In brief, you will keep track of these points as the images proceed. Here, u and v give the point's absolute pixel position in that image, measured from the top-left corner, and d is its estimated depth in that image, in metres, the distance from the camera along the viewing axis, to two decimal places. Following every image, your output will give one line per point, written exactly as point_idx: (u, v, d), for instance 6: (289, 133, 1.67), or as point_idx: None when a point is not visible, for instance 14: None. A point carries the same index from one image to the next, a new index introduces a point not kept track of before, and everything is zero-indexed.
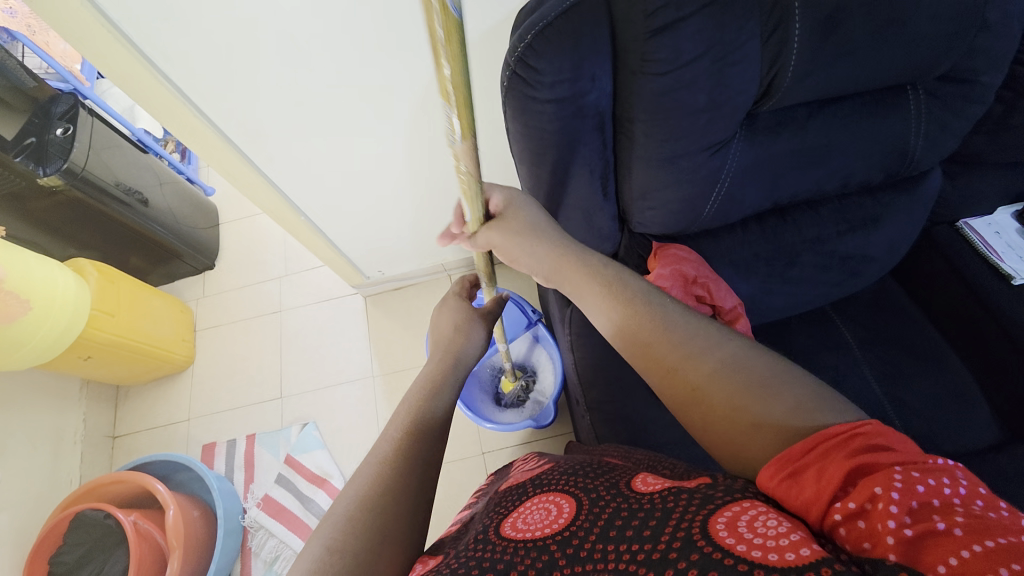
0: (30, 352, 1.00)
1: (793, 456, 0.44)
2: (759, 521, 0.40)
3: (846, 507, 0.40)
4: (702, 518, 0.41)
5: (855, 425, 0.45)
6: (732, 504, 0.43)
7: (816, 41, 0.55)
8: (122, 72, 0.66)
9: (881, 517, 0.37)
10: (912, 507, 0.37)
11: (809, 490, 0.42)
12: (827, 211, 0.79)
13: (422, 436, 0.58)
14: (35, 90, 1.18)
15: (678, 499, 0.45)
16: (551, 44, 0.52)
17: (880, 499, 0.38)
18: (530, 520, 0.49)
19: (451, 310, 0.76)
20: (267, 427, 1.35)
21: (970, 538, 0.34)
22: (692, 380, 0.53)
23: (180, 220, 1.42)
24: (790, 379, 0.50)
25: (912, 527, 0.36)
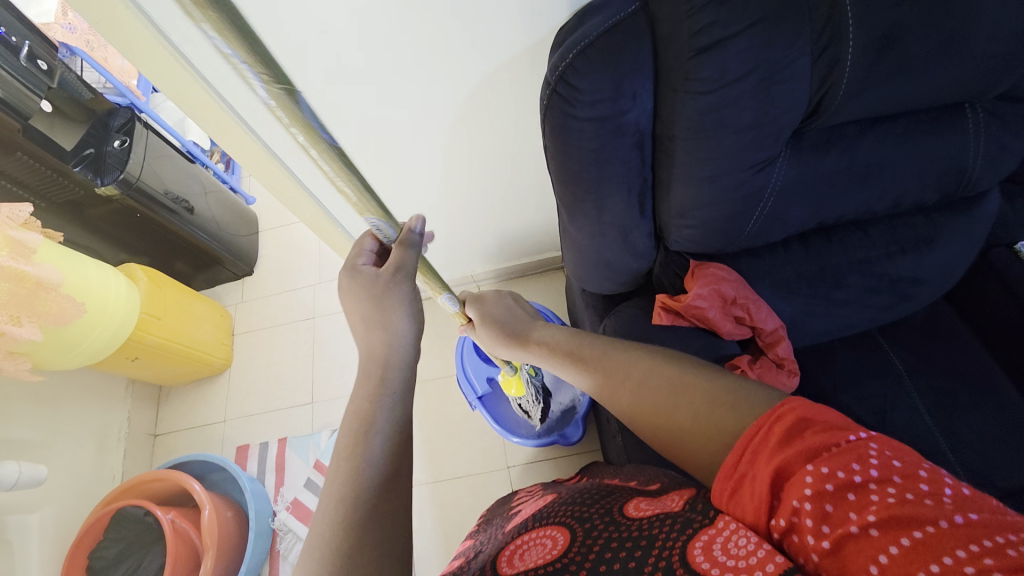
0: (82, 353, 1.06)
1: (727, 474, 0.44)
2: (732, 542, 0.39)
3: (779, 524, 0.39)
4: (682, 544, 0.41)
5: (772, 414, 0.43)
6: (707, 526, 0.42)
7: (870, 59, 0.53)
8: (178, 89, 0.69)
9: (806, 530, 0.37)
10: (830, 511, 0.36)
11: (746, 508, 0.42)
12: (876, 231, 0.76)
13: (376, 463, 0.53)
14: (91, 101, 1.19)
15: (662, 527, 0.44)
16: (593, 63, 0.53)
17: (800, 514, 0.38)
18: (528, 555, 0.47)
19: (355, 302, 0.62)
20: (298, 431, 1.37)
21: (887, 539, 0.33)
22: (627, 395, 0.58)
23: (222, 228, 1.47)
24: (701, 380, 0.53)
25: (830, 536, 0.36)
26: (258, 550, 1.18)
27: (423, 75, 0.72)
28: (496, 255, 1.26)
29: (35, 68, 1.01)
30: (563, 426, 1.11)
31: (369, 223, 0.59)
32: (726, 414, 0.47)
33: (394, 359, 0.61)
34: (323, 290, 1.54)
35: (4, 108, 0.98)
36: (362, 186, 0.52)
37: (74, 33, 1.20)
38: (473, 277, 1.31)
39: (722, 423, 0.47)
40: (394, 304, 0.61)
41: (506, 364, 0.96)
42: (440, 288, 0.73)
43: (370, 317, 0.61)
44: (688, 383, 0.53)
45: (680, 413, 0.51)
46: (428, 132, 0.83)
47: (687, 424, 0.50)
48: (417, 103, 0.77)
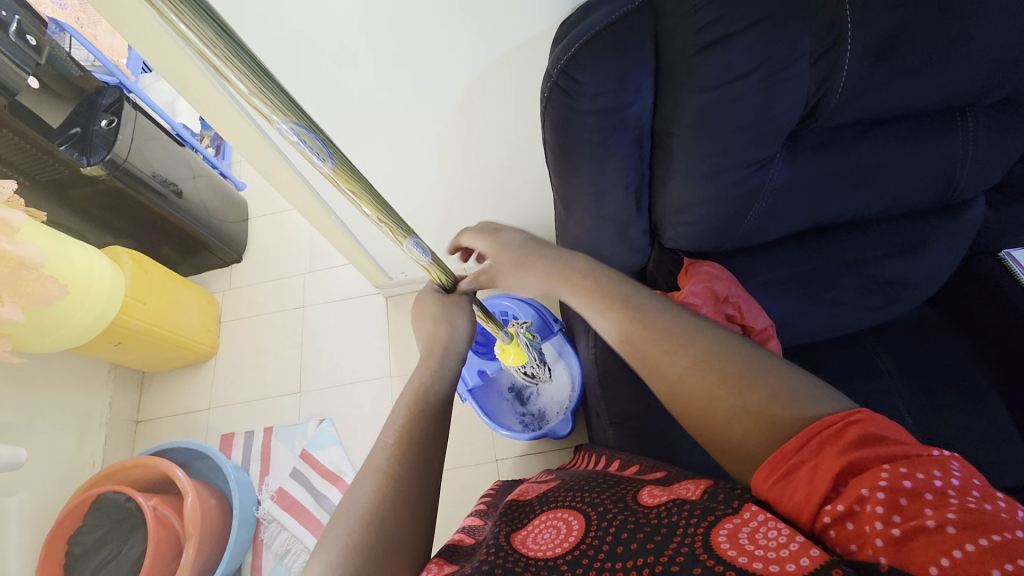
0: (66, 335, 1.03)
1: (787, 456, 0.45)
2: (760, 532, 0.40)
3: (836, 508, 0.41)
4: (703, 531, 0.42)
5: (849, 413, 0.45)
6: (732, 516, 0.43)
7: (870, 62, 0.54)
8: (171, 67, 0.68)
9: (869, 518, 0.38)
10: (901, 505, 0.38)
11: (802, 491, 0.43)
12: (867, 235, 0.77)
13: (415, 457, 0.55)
14: (80, 79, 1.17)
15: (680, 511, 0.45)
16: (596, 56, 0.53)
17: (868, 501, 0.39)
18: (540, 539, 0.49)
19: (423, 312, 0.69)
20: (284, 420, 1.36)
21: (963, 536, 0.34)
22: (672, 372, 0.56)
23: (211, 213, 1.45)
24: (764, 370, 0.51)
25: (900, 525, 0.37)
26: (241, 539, 1.17)
27: (422, 61, 0.72)
28: None
29: (22, 43, 0.98)
30: (552, 421, 1.11)
31: (280, 127, 0.44)
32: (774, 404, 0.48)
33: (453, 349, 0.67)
34: (313, 279, 1.52)
35: None
36: (252, 66, 0.38)
37: (64, 9, 1.16)
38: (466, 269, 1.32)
39: (773, 413, 0.48)
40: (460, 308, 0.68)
41: (502, 332, 0.89)
42: (402, 231, 0.61)
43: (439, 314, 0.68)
44: (728, 359, 0.54)
45: (726, 396, 0.51)
46: (424, 121, 0.82)
47: (722, 406, 0.51)
48: (415, 92, 0.76)
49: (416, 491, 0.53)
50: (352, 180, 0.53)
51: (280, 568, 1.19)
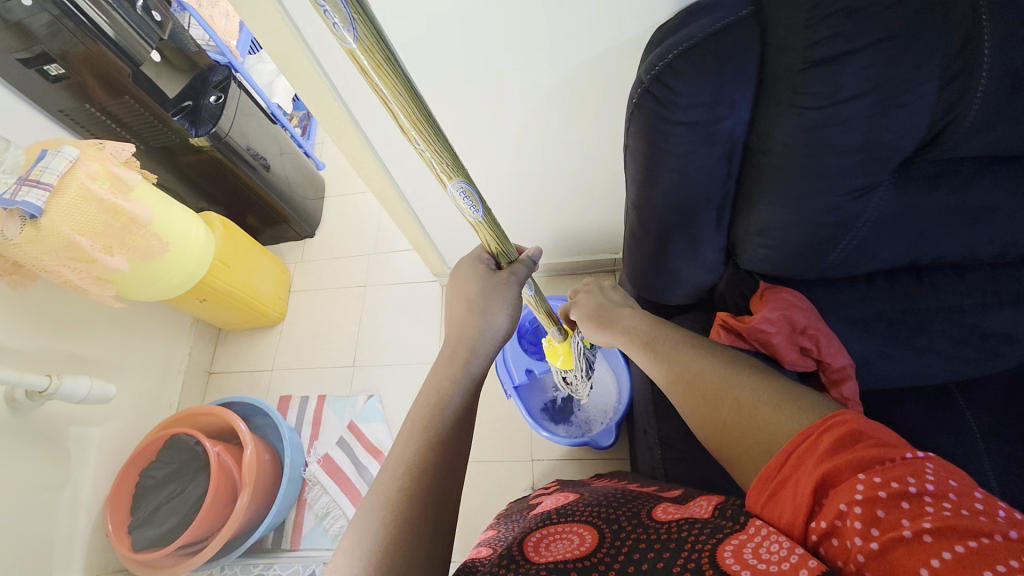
0: (161, 287, 1.14)
1: (772, 474, 0.43)
2: (764, 547, 0.38)
3: (819, 524, 0.38)
4: (710, 547, 0.39)
5: (827, 422, 0.42)
6: (738, 532, 0.40)
7: (1007, 91, 0.48)
8: (281, 53, 0.72)
9: (851, 533, 0.36)
10: (880, 517, 0.35)
11: (787, 509, 0.41)
12: (973, 279, 0.69)
13: (435, 461, 0.53)
14: (195, 55, 1.28)
15: (690, 529, 0.43)
16: (694, 65, 0.51)
17: (848, 516, 0.37)
18: (553, 546, 0.46)
19: (463, 282, 0.69)
20: (338, 391, 1.44)
21: (940, 545, 0.32)
22: (702, 393, 0.54)
23: (292, 189, 1.55)
24: (796, 402, 0.47)
25: (880, 539, 0.34)
26: (287, 496, 1.25)
27: (514, 58, 0.72)
28: (551, 251, 1.26)
29: (149, 17, 1.08)
30: (595, 430, 1.10)
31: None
32: (794, 422, 0.45)
33: (481, 345, 0.66)
34: (376, 260, 1.59)
35: (116, 50, 1.05)
36: None
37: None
38: None
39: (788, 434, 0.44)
40: (503, 298, 0.68)
41: (555, 329, 0.88)
42: (451, 170, 0.54)
43: (475, 302, 0.67)
44: (755, 385, 0.51)
45: (748, 414, 0.49)
46: (507, 118, 0.83)
47: (741, 423, 0.48)
48: (501, 89, 0.77)
49: (436, 486, 0.51)
50: (385, 73, 0.43)
51: (318, 529, 1.26)
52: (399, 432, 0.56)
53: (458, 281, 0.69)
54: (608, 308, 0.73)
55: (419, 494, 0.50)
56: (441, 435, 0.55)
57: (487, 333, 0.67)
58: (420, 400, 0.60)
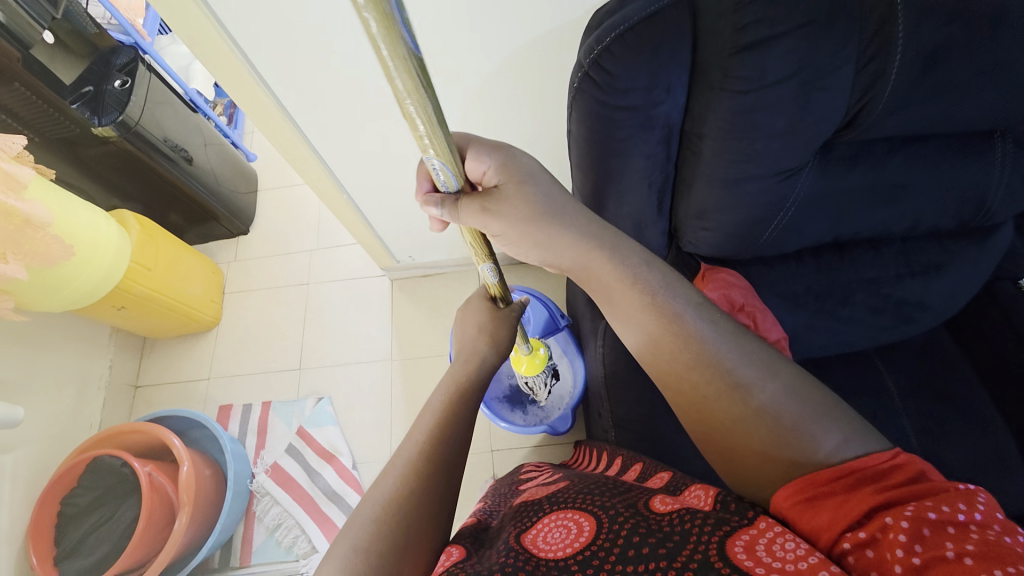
0: (70, 295, 1.03)
1: (818, 481, 0.45)
2: (777, 545, 0.39)
3: (856, 535, 0.40)
4: (719, 539, 0.40)
5: (888, 457, 0.45)
6: (748, 527, 0.41)
7: (913, 76, 0.51)
8: (190, 34, 0.65)
9: (891, 545, 0.38)
10: (923, 534, 0.37)
11: (825, 517, 0.42)
12: (888, 253, 0.75)
13: (428, 474, 0.53)
14: (96, 37, 1.16)
15: (692, 519, 0.43)
16: (630, 49, 0.51)
17: (892, 529, 0.38)
18: (551, 538, 0.45)
19: (474, 309, 0.73)
20: (283, 396, 1.36)
21: (982, 566, 0.33)
22: (723, 411, 0.52)
23: (221, 182, 1.43)
24: (822, 423, 0.48)
25: (921, 554, 0.36)
26: (234, 510, 1.17)
27: (452, 44, 0.70)
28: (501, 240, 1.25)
29: None
30: (552, 416, 1.11)
31: (426, 163, 0.48)
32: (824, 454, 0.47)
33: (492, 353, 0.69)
34: (319, 256, 1.51)
35: (4, 34, 0.94)
36: (436, 119, 0.42)
37: None
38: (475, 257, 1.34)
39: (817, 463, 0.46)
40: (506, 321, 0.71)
41: (523, 346, 0.87)
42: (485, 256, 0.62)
43: (486, 324, 0.70)
44: (788, 408, 0.50)
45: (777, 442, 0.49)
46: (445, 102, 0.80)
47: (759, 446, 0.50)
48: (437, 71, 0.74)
49: (438, 489, 0.53)
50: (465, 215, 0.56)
51: (271, 542, 1.20)
52: (414, 424, 0.59)
53: (467, 313, 0.73)
54: (547, 209, 0.56)
55: (410, 505, 0.50)
56: (432, 452, 0.55)
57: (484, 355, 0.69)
58: (432, 402, 0.63)
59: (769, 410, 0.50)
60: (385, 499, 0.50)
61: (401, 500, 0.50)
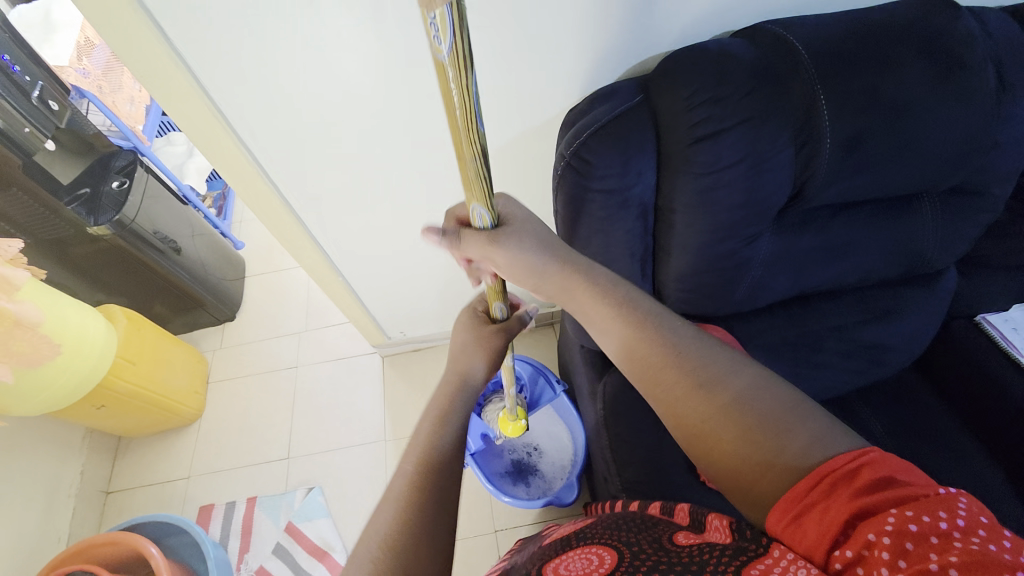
0: (49, 398, 0.99)
1: (799, 495, 0.42)
2: (792, 572, 0.39)
3: (844, 554, 0.38)
4: (735, 569, 0.40)
5: (861, 453, 0.42)
6: (763, 556, 0.41)
7: (840, 156, 0.61)
8: (205, 142, 0.69)
9: (876, 563, 0.36)
10: (906, 549, 0.35)
11: (811, 534, 0.40)
12: (850, 301, 0.83)
13: (405, 545, 0.47)
14: (93, 137, 1.22)
15: (712, 553, 0.43)
16: (603, 143, 0.60)
17: (875, 548, 0.36)
18: (572, 567, 0.46)
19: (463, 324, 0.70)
20: (270, 490, 1.29)
21: None
22: (698, 417, 0.50)
23: (208, 271, 1.46)
24: (801, 415, 0.46)
25: (904, 571, 0.34)
26: None
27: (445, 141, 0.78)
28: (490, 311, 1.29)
29: (43, 107, 1.04)
30: (557, 486, 1.09)
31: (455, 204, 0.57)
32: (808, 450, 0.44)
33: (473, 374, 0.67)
34: (307, 338, 1.51)
35: (7, 143, 0.98)
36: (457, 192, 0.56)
37: (87, 78, 1.22)
38: None
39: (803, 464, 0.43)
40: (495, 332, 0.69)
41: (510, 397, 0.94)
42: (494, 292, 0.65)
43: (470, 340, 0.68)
44: (763, 402, 0.48)
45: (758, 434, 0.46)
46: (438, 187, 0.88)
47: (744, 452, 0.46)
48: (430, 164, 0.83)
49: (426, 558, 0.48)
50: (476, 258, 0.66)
51: None
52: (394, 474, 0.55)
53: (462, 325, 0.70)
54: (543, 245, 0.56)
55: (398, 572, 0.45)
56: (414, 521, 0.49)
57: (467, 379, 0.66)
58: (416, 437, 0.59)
59: (742, 404, 0.48)
60: (364, 568, 0.45)
61: (381, 566, 0.45)
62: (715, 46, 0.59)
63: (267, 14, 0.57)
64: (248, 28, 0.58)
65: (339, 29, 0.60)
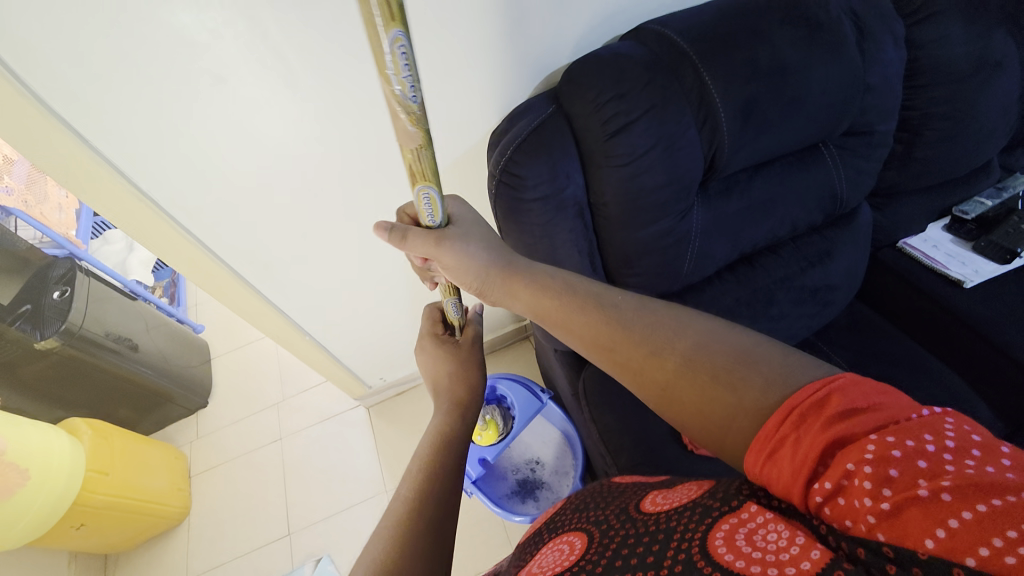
0: (24, 529, 0.93)
1: (769, 433, 0.42)
2: (760, 534, 0.38)
3: (823, 486, 0.38)
4: (702, 534, 0.40)
5: (829, 380, 0.41)
6: (730, 516, 0.41)
7: (741, 124, 0.67)
8: (141, 229, 0.69)
9: (859, 493, 0.35)
10: (891, 477, 0.34)
11: (786, 470, 0.40)
12: (786, 252, 0.89)
13: (418, 545, 0.51)
14: (27, 252, 1.15)
15: (679, 518, 0.44)
16: (527, 155, 0.64)
17: (858, 476, 0.36)
18: (546, 563, 0.49)
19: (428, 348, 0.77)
20: (277, 571, 1.23)
21: (959, 504, 0.31)
22: (660, 379, 0.50)
23: (171, 361, 1.41)
24: (756, 357, 0.46)
25: (890, 499, 0.34)
26: None
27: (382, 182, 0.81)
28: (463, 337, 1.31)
29: None
30: (564, 492, 1.09)
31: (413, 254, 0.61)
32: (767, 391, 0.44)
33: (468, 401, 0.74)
34: (287, 406, 1.48)
35: None
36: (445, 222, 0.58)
37: (12, 194, 1.17)
38: None
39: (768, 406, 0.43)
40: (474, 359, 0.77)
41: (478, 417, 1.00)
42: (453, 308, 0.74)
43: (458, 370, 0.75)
44: (715, 354, 0.48)
45: (715, 386, 0.46)
46: None
47: (710, 406, 0.46)
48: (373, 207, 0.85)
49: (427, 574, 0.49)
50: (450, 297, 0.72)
51: None
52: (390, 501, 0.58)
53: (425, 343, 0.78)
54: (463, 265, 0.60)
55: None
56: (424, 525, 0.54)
57: (468, 403, 0.73)
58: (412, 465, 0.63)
59: (698, 361, 0.48)
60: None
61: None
62: (608, 50, 0.64)
63: (186, 101, 0.58)
64: (165, 106, 0.58)
65: (256, 100, 0.61)
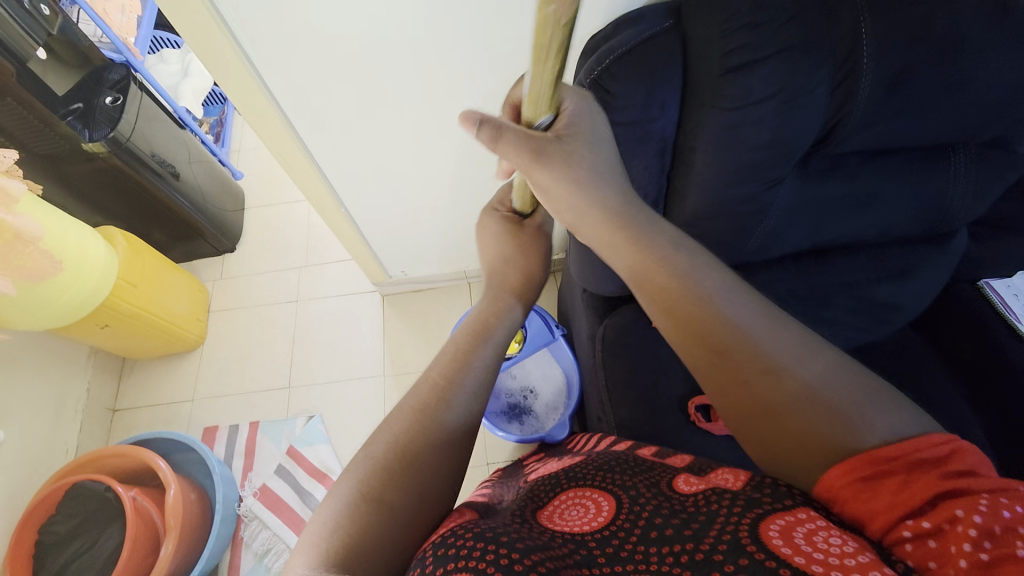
0: (51, 315, 0.99)
1: (877, 459, 0.41)
2: (820, 537, 0.37)
3: (919, 525, 0.37)
4: (750, 523, 0.39)
5: (953, 439, 0.42)
6: (783, 513, 0.40)
7: (881, 96, 0.58)
8: (204, 47, 0.64)
9: (957, 539, 0.35)
10: (995, 532, 0.34)
11: (883, 500, 0.39)
12: (861, 257, 0.81)
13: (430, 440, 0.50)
14: (88, 48, 1.12)
15: (721, 502, 0.42)
16: (628, 70, 0.56)
17: (961, 522, 0.35)
18: (568, 515, 0.47)
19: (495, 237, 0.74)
20: (272, 415, 1.33)
21: None
22: (763, 394, 0.48)
23: (208, 199, 1.42)
24: (880, 403, 0.44)
25: (990, 551, 0.33)
26: (222, 535, 1.12)
27: (456, 65, 0.74)
28: None
29: (34, 11, 0.96)
30: (549, 425, 1.12)
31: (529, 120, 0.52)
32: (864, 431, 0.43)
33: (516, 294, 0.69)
34: (308, 273, 1.51)
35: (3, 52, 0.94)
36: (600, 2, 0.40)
37: None
38: (465, 272, 1.40)
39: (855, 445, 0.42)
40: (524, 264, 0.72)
41: None
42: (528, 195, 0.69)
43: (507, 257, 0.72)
44: (830, 387, 0.46)
45: (818, 420, 0.44)
46: (449, 115, 0.84)
47: (803, 430, 0.45)
48: (440, 90, 0.78)
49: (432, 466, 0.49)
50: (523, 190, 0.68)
51: (260, 568, 1.15)
52: (414, 382, 0.56)
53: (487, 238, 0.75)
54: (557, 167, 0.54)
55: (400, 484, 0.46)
56: (439, 425, 0.51)
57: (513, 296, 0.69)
58: (447, 347, 0.60)
59: (813, 393, 0.46)
60: (373, 462, 0.47)
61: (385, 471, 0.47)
62: None
63: None
64: None
65: None
